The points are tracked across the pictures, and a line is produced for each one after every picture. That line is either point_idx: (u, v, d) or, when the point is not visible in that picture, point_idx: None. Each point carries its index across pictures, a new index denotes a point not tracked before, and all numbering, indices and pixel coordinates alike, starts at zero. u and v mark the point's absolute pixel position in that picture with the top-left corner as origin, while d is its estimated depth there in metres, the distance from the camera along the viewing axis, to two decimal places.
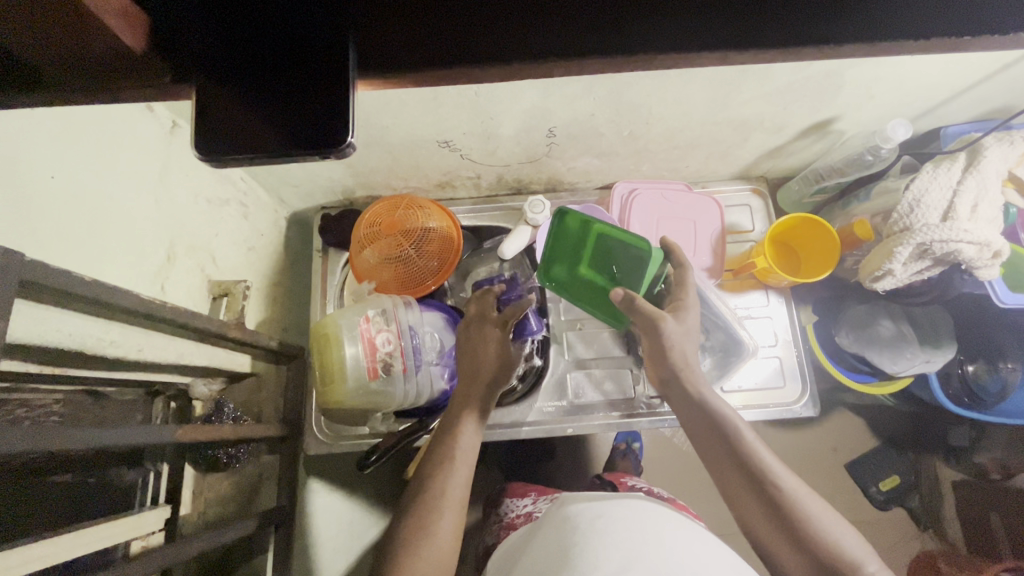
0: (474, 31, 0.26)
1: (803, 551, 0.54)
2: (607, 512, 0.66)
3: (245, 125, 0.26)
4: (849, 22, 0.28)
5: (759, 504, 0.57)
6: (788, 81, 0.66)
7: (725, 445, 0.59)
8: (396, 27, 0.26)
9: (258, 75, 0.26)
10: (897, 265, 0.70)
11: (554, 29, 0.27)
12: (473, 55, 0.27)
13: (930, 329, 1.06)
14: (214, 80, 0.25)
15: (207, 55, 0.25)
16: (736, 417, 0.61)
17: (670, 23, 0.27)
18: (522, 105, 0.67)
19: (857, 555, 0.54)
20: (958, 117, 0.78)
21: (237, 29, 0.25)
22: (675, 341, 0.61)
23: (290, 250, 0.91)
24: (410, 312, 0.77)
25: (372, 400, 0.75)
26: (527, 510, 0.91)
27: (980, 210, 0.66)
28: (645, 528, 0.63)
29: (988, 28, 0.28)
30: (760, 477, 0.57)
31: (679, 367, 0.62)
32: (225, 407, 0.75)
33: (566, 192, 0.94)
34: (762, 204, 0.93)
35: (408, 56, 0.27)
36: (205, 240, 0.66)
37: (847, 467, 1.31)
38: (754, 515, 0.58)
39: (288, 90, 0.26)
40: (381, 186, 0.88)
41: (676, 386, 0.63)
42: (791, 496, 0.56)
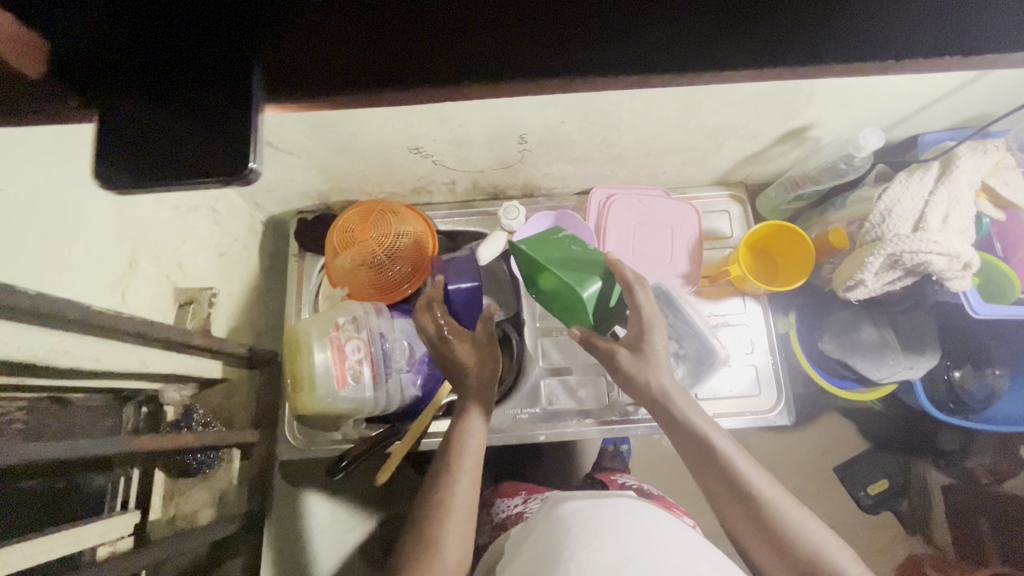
0: (386, 53, 0.27)
1: (780, 555, 0.55)
2: (598, 514, 0.65)
3: (146, 150, 0.25)
4: (770, 47, 0.28)
5: (746, 518, 0.57)
6: (758, 89, 0.66)
7: (710, 461, 0.59)
8: (298, 49, 0.26)
9: (163, 101, 0.25)
10: (868, 276, 0.69)
11: (470, 53, 0.27)
12: (382, 81, 0.27)
13: (914, 334, 1.04)
14: (116, 101, 0.25)
15: (108, 77, 0.25)
16: (717, 430, 0.60)
17: (589, 47, 0.27)
18: (489, 112, 0.67)
19: (840, 562, 0.53)
20: (935, 124, 0.77)
21: (138, 50, 0.25)
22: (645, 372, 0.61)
23: (267, 255, 0.91)
24: (380, 319, 0.78)
25: (340, 407, 0.74)
26: (516, 510, 0.92)
27: (952, 221, 0.65)
28: (630, 528, 0.62)
29: (893, 53, 0.28)
30: (743, 492, 0.57)
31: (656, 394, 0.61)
32: (194, 413, 0.76)
33: (543, 197, 0.94)
34: (740, 210, 0.92)
35: (311, 77, 0.27)
36: (172, 247, 0.66)
37: (837, 471, 1.31)
38: (740, 524, 0.58)
39: (189, 109, 0.25)
40: (356, 191, 0.88)
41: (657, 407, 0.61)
42: (775, 507, 0.56)
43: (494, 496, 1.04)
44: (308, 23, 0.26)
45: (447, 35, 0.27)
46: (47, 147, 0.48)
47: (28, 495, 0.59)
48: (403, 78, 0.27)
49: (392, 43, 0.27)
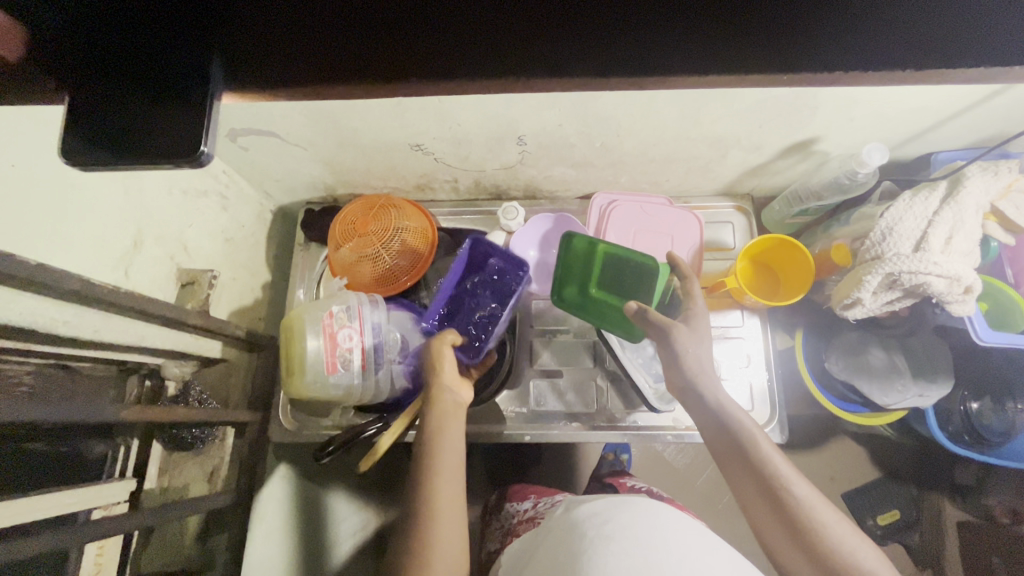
0: (316, 49, 0.28)
1: (809, 556, 0.52)
2: (614, 517, 0.64)
3: (107, 135, 0.27)
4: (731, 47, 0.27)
5: (777, 520, 0.54)
6: (757, 101, 0.65)
7: (739, 454, 0.56)
8: (268, 24, 0.27)
9: (122, 91, 0.27)
10: (865, 295, 0.67)
11: (405, 46, 0.28)
12: (342, 66, 0.28)
13: (926, 362, 1.01)
14: (76, 79, 0.27)
15: (68, 54, 0.27)
16: (751, 423, 0.58)
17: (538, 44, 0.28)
18: (487, 114, 0.68)
19: (869, 567, 0.51)
20: (948, 143, 0.75)
21: (100, 27, 0.27)
22: (691, 348, 0.60)
23: (276, 243, 0.94)
24: (375, 311, 0.79)
25: (329, 393, 0.75)
26: (528, 515, 0.91)
27: (954, 243, 0.63)
28: (658, 532, 0.61)
29: (859, 60, 0.27)
30: (777, 490, 0.54)
31: (695, 375, 0.60)
32: (192, 390, 0.78)
33: (545, 199, 0.94)
34: (745, 222, 0.91)
35: (269, 59, 0.28)
36: (178, 229, 0.70)
37: (845, 498, 1.26)
38: (767, 525, 0.55)
39: (149, 92, 0.27)
40: (361, 185, 0.90)
41: (693, 393, 0.60)
42: (807, 508, 0.53)
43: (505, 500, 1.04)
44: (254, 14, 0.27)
45: (383, 42, 0.28)
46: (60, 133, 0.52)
47: (30, 454, 0.63)
48: (337, 74, 0.28)
49: (325, 46, 0.28)
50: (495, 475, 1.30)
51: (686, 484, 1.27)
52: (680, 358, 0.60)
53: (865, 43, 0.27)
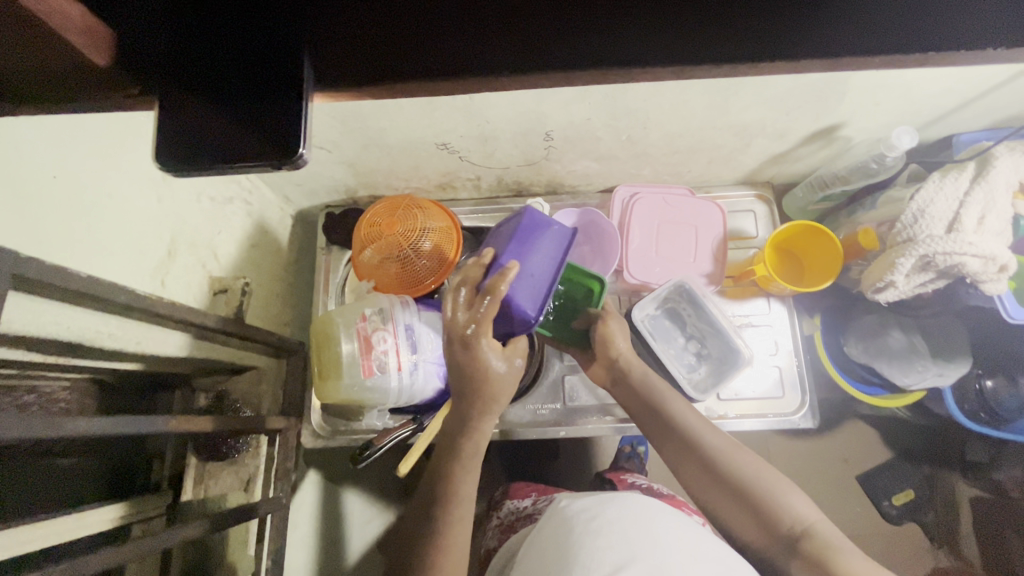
0: (409, 45, 0.27)
1: (733, 496, 0.60)
2: (602, 512, 0.64)
3: (205, 143, 0.28)
4: (818, 36, 0.28)
5: (694, 468, 0.64)
6: (787, 88, 0.66)
7: (657, 417, 0.68)
8: (356, 18, 0.27)
9: (215, 100, 0.27)
10: (899, 277, 0.68)
11: (498, 39, 0.27)
12: (438, 62, 0.28)
13: (944, 341, 1.03)
14: (171, 81, 0.27)
15: (161, 56, 0.26)
16: (667, 394, 0.70)
17: (632, 36, 0.28)
18: (517, 109, 0.68)
19: (792, 504, 0.58)
20: (971, 124, 0.75)
21: (189, 26, 0.26)
22: (619, 339, 0.74)
23: (297, 248, 0.93)
24: (406, 311, 0.77)
25: (365, 396, 0.75)
26: (526, 512, 0.91)
27: (987, 222, 0.64)
28: (649, 527, 0.61)
29: (949, 43, 0.27)
30: (687, 438, 0.65)
31: (619, 361, 0.74)
32: (228, 399, 0.78)
33: (567, 194, 0.94)
34: (766, 210, 0.91)
35: (356, 50, 0.27)
36: (208, 237, 0.69)
37: (861, 480, 1.28)
38: (696, 480, 0.64)
39: (242, 93, 0.27)
40: (382, 186, 0.89)
41: (621, 377, 0.73)
42: (719, 453, 0.63)
43: (504, 498, 1.03)
44: (342, 9, 0.27)
45: (477, 36, 0.27)
46: (96, 145, 0.51)
47: (64, 470, 0.63)
48: (428, 69, 0.28)
49: (418, 39, 0.27)
50: (517, 472, 1.31)
51: None
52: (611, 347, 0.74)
53: (954, 24, 0.27)
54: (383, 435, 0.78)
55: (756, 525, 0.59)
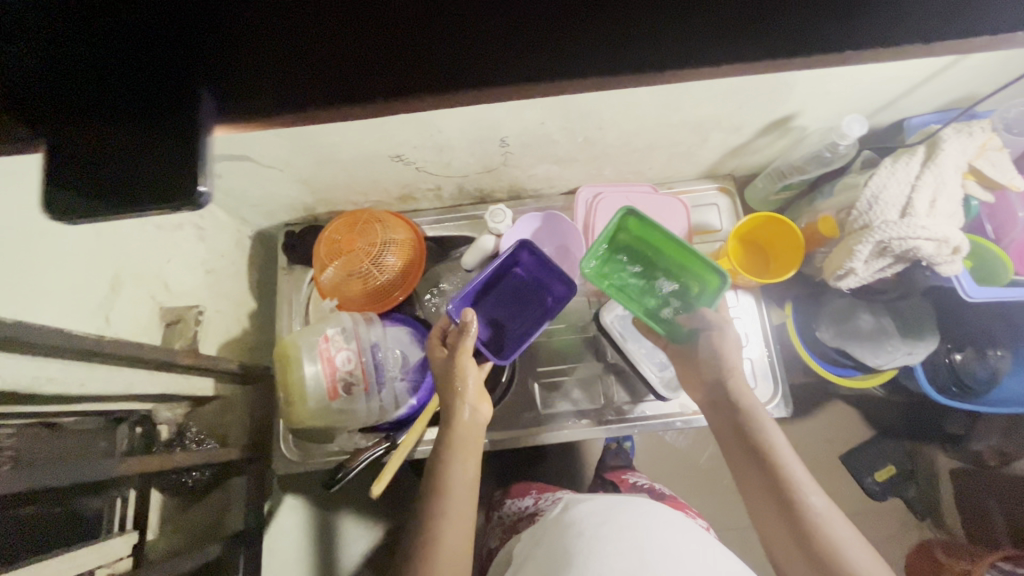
0: (311, 71, 0.26)
1: (812, 562, 0.55)
2: (612, 519, 0.64)
3: (93, 184, 0.25)
4: (774, 36, 0.26)
5: (782, 523, 0.58)
6: (738, 82, 0.65)
7: (757, 458, 0.61)
8: (254, 43, 0.25)
9: (101, 132, 0.25)
10: (858, 264, 0.68)
11: (407, 60, 0.26)
12: (358, 86, 0.26)
13: (912, 321, 1.05)
14: (55, 114, 0.25)
15: (39, 88, 0.25)
16: (776, 436, 0.62)
17: (574, 47, 0.26)
18: (468, 117, 0.67)
19: None
20: (921, 108, 0.76)
21: (69, 55, 0.25)
22: (732, 355, 0.66)
23: (259, 269, 0.91)
24: (372, 328, 0.76)
25: (334, 420, 0.73)
26: (529, 511, 0.90)
27: (938, 205, 0.64)
28: (663, 540, 0.60)
29: (907, 39, 0.26)
30: (786, 491, 0.58)
31: (727, 376, 0.66)
32: (188, 432, 0.75)
33: (530, 198, 0.93)
34: (729, 203, 0.91)
35: (263, 81, 0.26)
36: (157, 266, 0.67)
37: (844, 460, 1.30)
38: (778, 532, 0.59)
39: (134, 130, 0.25)
40: (341, 201, 0.87)
41: (723, 400, 0.66)
42: (818, 517, 0.56)
43: (505, 496, 1.02)
44: (236, 38, 0.25)
45: (388, 61, 0.26)
46: None
47: (25, 521, 0.57)
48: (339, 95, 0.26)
49: (327, 63, 0.26)
50: (504, 477, 1.30)
51: (689, 465, 1.32)
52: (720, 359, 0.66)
53: (912, 18, 0.25)
54: (355, 455, 0.75)
55: None
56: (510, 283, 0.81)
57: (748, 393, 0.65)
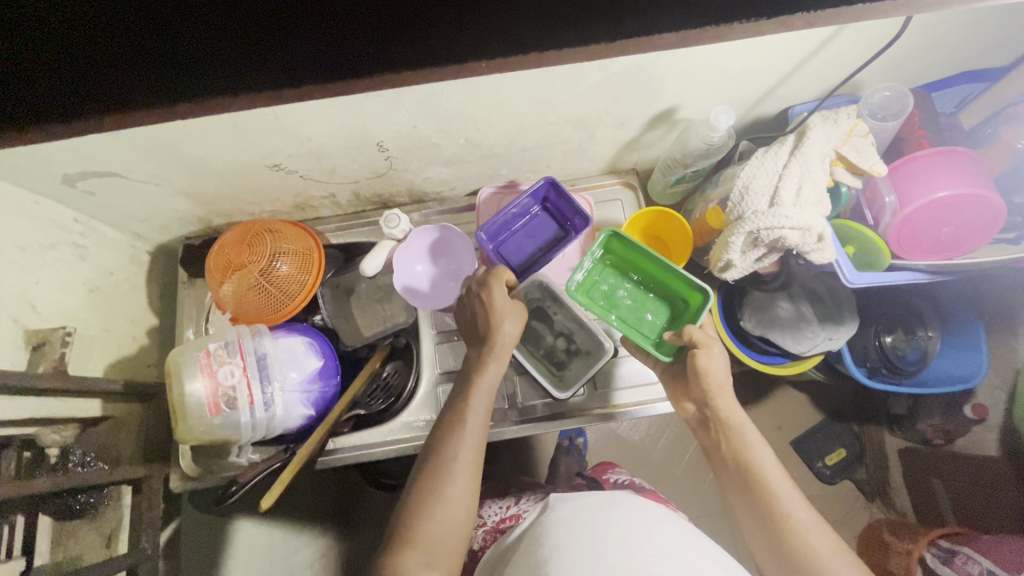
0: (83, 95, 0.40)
1: None
2: (600, 515, 0.62)
3: None
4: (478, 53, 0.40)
5: (769, 543, 0.57)
6: (600, 78, 0.65)
7: (743, 474, 0.60)
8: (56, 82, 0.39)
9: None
10: (734, 255, 0.68)
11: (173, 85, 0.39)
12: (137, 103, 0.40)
13: (833, 305, 1.07)
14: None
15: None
16: (763, 451, 0.60)
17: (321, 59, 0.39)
18: (333, 123, 0.66)
19: None
20: (799, 96, 0.76)
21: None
22: (716, 367, 0.63)
23: (160, 286, 0.90)
24: (259, 340, 0.75)
25: (218, 435, 0.72)
26: (510, 512, 0.86)
27: (804, 193, 0.64)
28: (655, 541, 0.58)
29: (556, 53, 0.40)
30: (774, 510, 0.57)
31: (712, 393, 0.64)
32: (74, 454, 0.72)
33: (433, 201, 0.92)
34: (632, 197, 0.91)
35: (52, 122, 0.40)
36: (21, 288, 0.66)
37: (795, 445, 1.28)
38: (767, 550, 0.58)
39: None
40: (237, 213, 0.86)
41: (711, 414, 0.65)
42: (805, 536, 0.55)
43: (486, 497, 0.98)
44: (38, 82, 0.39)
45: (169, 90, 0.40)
46: None
47: None
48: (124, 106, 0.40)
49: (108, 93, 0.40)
50: None
51: (639, 459, 1.32)
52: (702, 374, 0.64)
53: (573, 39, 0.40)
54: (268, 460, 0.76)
55: None
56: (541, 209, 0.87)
57: (735, 407, 0.63)
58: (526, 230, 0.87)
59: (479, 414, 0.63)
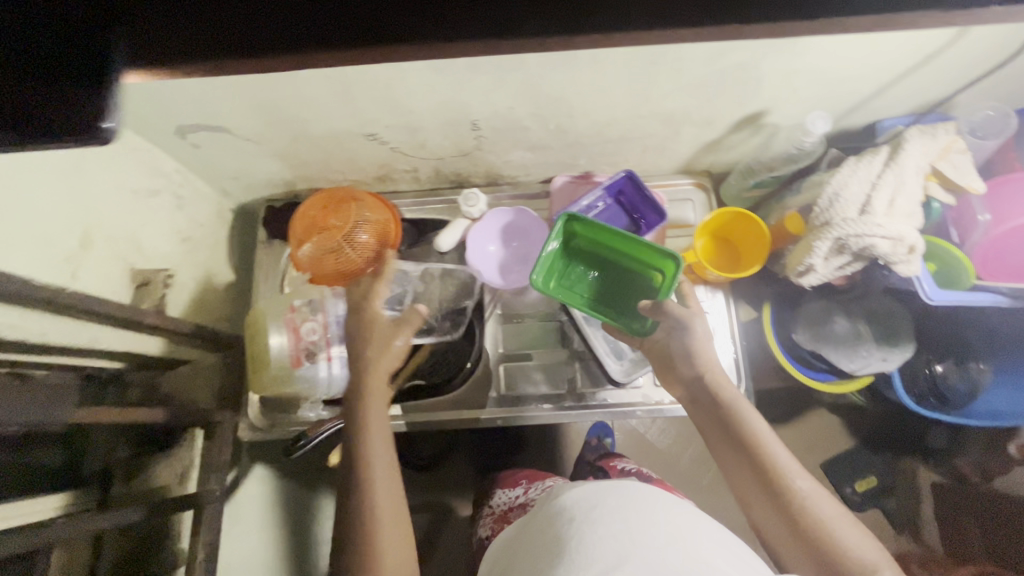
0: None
1: (806, 546, 0.54)
2: (604, 501, 0.58)
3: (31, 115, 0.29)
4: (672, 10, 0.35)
5: (769, 509, 0.57)
6: (703, 73, 0.66)
7: (742, 444, 0.60)
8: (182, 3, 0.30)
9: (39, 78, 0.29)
10: (817, 261, 0.69)
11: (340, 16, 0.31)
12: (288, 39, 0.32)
13: (888, 323, 1.05)
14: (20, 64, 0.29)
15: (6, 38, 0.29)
16: (756, 422, 0.61)
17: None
18: (436, 97, 0.68)
19: (875, 563, 0.52)
20: (892, 109, 0.77)
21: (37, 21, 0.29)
22: (699, 342, 0.65)
23: (238, 243, 0.93)
24: (339, 303, 0.77)
25: (297, 388, 0.75)
26: (519, 501, 0.87)
27: (897, 205, 0.65)
28: (666, 531, 0.54)
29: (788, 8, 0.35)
30: (777, 479, 0.57)
31: (701, 369, 0.65)
32: (157, 391, 0.77)
33: (507, 185, 0.94)
34: (704, 198, 0.92)
35: (192, 44, 0.31)
36: (129, 229, 0.69)
37: (824, 468, 1.23)
38: (768, 520, 0.57)
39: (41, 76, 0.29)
40: (321, 179, 0.89)
41: (698, 390, 0.65)
42: (807, 499, 0.55)
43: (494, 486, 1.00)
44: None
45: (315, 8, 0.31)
46: None
47: None
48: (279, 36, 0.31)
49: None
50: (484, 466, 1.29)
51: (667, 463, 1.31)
52: (690, 352, 0.65)
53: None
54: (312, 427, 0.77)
55: None
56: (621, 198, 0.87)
57: (727, 385, 0.64)
58: (602, 216, 0.86)
59: (379, 441, 0.61)
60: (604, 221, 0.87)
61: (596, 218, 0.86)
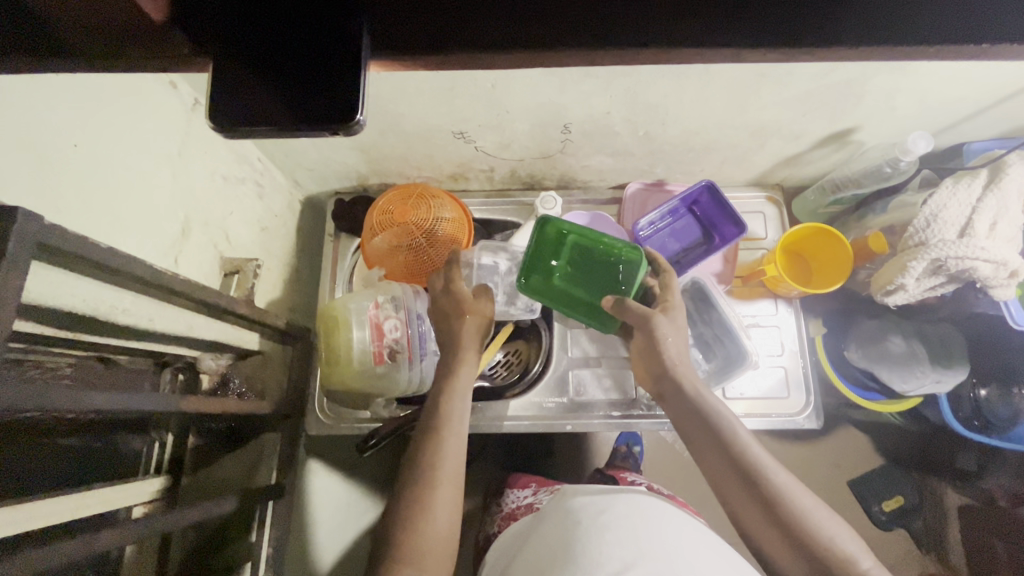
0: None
1: (785, 535, 0.55)
2: (611, 507, 0.61)
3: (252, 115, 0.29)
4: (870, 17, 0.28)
5: (747, 500, 0.57)
6: (808, 88, 0.66)
7: (715, 437, 0.60)
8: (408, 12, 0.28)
9: (266, 75, 0.28)
10: (909, 281, 0.68)
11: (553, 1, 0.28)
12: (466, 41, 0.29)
13: (941, 347, 1.02)
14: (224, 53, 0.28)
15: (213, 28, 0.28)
16: (729, 414, 0.62)
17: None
18: (538, 100, 0.68)
19: (851, 551, 0.54)
20: (981, 133, 0.77)
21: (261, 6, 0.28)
22: (669, 335, 0.64)
23: (304, 234, 0.93)
24: (419, 301, 0.77)
25: (377, 385, 0.74)
26: (527, 501, 0.87)
27: (998, 228, 0.65)
28: (669, 542, 0.56)
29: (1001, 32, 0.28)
30: (753, 470, 0.58)
31: (671, 364, 0.64)
32: (230, 382, 0.76)
33: (579, 189, 0.94)
34: (776, 212, 0.92)
35: (414, 39, 0.29)
36: (220, 217, 0.68)
37: (852, 486, 1.22)
38: (744, 510, 0.58)
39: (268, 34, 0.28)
40: (395, 174, 0.89)
41: (668, 383, 0.64)
42: (783, 491, 0.56)
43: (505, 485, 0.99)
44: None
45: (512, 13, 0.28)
46: (109, 95, 0.50)
47: (70, 450, 0.58)
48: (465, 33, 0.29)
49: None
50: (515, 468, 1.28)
51: None
52: (660, 346, 0.63)
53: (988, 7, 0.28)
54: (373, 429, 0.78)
55: (804, 566, 0.54)
56: (697, 209, 0.86)
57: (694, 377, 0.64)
58: (677, 227, 0.86)
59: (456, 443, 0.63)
60: (678, 231, 0.87)
61: (671, 230, 0.86)
